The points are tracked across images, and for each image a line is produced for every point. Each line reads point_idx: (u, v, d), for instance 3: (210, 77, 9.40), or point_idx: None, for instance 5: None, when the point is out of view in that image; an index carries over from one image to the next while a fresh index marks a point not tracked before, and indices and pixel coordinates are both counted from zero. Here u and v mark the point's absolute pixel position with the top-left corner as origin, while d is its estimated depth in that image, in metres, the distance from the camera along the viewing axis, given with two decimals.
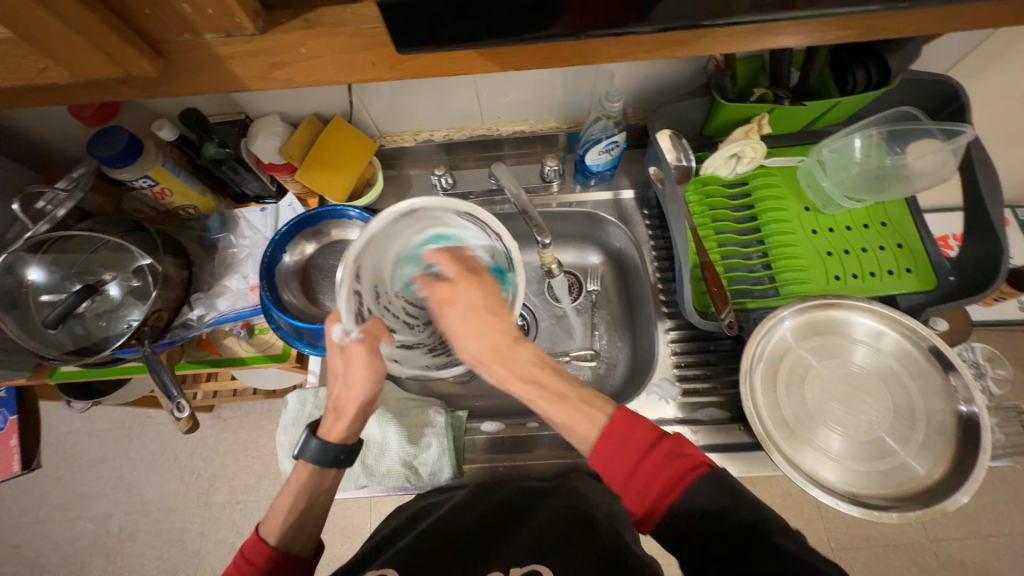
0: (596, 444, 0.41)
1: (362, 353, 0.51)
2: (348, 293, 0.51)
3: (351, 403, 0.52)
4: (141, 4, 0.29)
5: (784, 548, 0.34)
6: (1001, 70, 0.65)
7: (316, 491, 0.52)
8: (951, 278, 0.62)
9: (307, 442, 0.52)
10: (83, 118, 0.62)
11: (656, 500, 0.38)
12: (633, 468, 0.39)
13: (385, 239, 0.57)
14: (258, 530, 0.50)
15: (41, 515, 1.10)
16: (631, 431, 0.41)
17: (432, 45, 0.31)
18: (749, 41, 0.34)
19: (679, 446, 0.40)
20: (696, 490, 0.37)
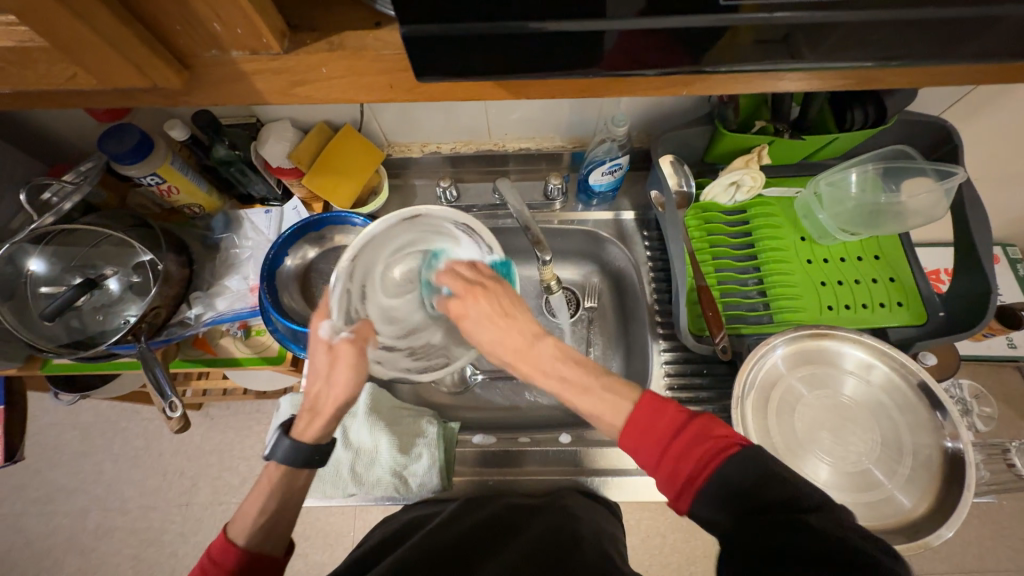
0: (624, 429, 0.42)
1: (348, 354, 0.53)
2: (339, 291, 0.57)
3: (330, 403, 0.52)
4: (172, 21, 0.30)
5: (804, 520, 0.32)
6: (992, 115, 0.67)
7: (289, 489, 0.51)
8: (941, 313, 0.63)
9: (280, 442, 0.52)
10: (97, 113, 0.63)
11: (687, 482, 0.38)
12: (664, 448, 0.40)
13: (382, 241, 0.61)
14: (226, 531, 0.49)
15: (18, 507, 1.08)
16: (661, 412, 0.41)
17: (449, 74, 0.32)
18: (752, 84, 0.36)
19: (709, 426, 0.39)
20: (725, 469, 0.36)
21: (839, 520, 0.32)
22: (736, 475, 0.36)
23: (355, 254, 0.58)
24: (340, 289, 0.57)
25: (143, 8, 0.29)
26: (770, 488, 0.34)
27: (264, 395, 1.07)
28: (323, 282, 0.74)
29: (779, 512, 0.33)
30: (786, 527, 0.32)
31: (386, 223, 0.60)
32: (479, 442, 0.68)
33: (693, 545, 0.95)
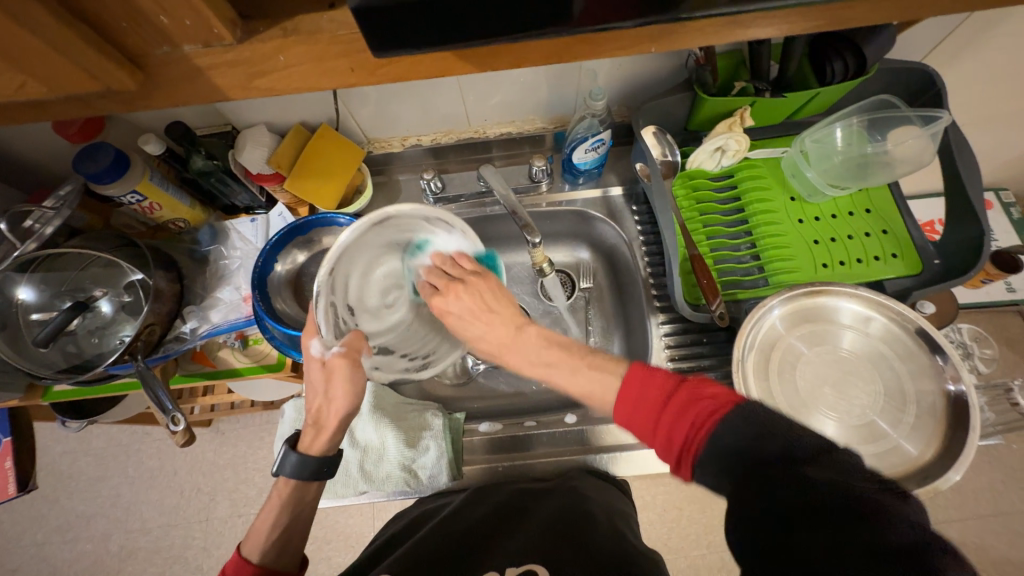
0: (616, 404, 0.43)
1: (343, 367, 0.53)
2: (325, 305, 0.55)
3: (332, 418, 0.53)
4: (118, 18, 0.29)
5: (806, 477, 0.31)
6: (974, 55, 0.66)
7: (299, 503, 0.52)
8: (936, 260, 0.63)
9: (286, 457, 0.52)
10: (69, 135, 0.62)
11: (683, 444, 0.38)
12: (654, 419, 0.40)
13: (357, 247, 0.58)
14: (240, 549, 0.50)
15: (39, 537, 1.08)
16: (649, 383, 0.41)
17: (409, 48, 0.31)
18: (725, 33, 0.35)
19: (698, 389, 0.39)
20: (719, 428, 0.36)
21: (839, 467, 0.31)
22: (731, 430, 0.35)
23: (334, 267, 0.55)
24: (325, 304, 0.55)
25: (85, 7, 0.28)
26: (765, 445, 0.33)
27: (271, 405, 1.07)
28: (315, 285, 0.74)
29: (779, 467, 0.32)
30: (787, 488, 0.31)
31: (360, 227, 0.56)
32: (487, 430, 0.68)
33: (711, 515, 0.95)
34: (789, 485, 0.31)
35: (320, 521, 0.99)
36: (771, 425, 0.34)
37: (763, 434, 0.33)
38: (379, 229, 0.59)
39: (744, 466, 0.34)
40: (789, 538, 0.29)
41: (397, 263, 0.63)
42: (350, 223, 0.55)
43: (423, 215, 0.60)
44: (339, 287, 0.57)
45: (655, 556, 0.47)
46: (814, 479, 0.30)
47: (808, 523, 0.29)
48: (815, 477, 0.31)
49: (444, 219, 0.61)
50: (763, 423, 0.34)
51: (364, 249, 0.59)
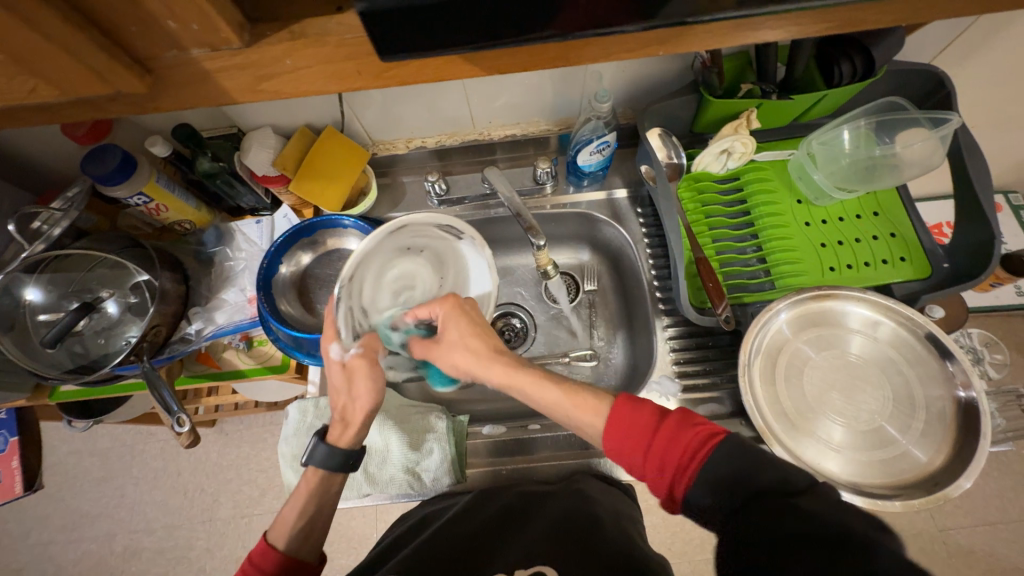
0: (606, 433, 0.43)
1: (363, 366, 0.55)
2: (343, 310, 0.54)
3: (359, 413, 0.54)
4: (127, 23, 0.29)
5: (799, 507, 0.31)
6: (984, 58, 0.65)
7: (324, 495, 0.52)
8: (945, 264, 0.62)
9: (316, 447, 0.53)
10: (77, 137, 0.62)
11: (674, 474, 0.38)
12: (644, 450, 0.40)
13: (376, 252, 0.57)
14: (267, 536, 0.50)
15: (45, 536, 1.09)
16: (637, 413, 0.42)
17: (417, 51, 0.31)
18: (733, 37, 0.35)
19: (688, 419, 0.40)
20: (712, 458, 0.37)
21: (830, 500, 0.32)
22: (723, 460, 0.36)
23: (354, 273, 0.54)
24: (343, 309, 0.54)
25: (95, 12, 0.28)
26: (758, 475, 0.34)
27: (275, 406, 1.07)
28: (320, 287, 0.74)
29: (772, 496, 0.33)
30: (781, 514, 0.31)
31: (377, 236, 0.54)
32: (490, 433, 0.68)
33: None
34: (782, 512, 0.31)
35: None
36: (765, 458, 0.35)
37: (756, 465, 0.35)
38: (398, 235, 0.58)
39: (738, 494, 0.34)
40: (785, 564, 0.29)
41: (411, 266, 0.62)
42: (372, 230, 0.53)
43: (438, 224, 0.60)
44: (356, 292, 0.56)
45: (663, 560, 0.46)
46: (808, 509, 0.31)
47: (797, 550, 0.29)
48: (812, 508, 0.31)
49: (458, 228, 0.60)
50: (759, 459, 0.35)
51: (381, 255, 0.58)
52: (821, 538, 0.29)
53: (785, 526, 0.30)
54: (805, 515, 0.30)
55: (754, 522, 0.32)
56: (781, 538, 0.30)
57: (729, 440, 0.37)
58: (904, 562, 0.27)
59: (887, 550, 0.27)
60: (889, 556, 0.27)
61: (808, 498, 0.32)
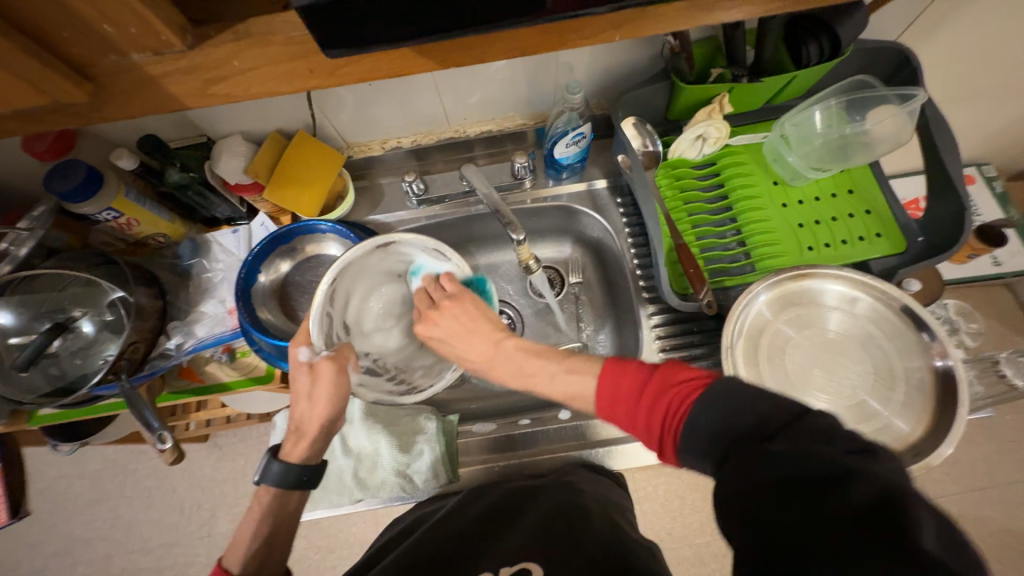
0: (596, 395, 0.44)
1: (330, 371, 0.54)
2: (319, 315, 0.57)
3: (313, 422, 0.53)
4: (60, 28, 0.28)
5: (775, 450, 0.30)
6: (946, 33, 0.66)
7: (279, 514, 0.51)
8: (920, 239, 0.63)
9: (269, 466, 0.51)
10: (37, 153, 0.60)
11: (662, 427, 0.39)
12: (634, 409, 0.41)
13: (359, 267, 0.62)
14: (220, 562, 0.48)
15: (39, 563, 1.07)
16: (623, 376, 0.43)
17: (365, 44, 0.31)
18: (688, 16, 0.35)
19: (673, 373, 0.40)
20: (693, 411, 0.37)
21: (808, 433, 0.31)
22: (704, 416, 0.36)
23: (336, 282, 0.59)
24: (321, 314, 0.57)
25: (27, 21, 0.28)
26: (736, 418, 0.34)
27: (267, 417, 1.06)
28: (302, 295, 0.74)
29: (750, 439, 0.32)
30: (759, 461, 0.31)
31: (362, 251, 0.60)
32: (481, 431, 0.67)
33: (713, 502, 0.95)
34: (760, 460, 0.31)
35: (323, 530, 0.98)
36: (741, 397, 0.35)
37: (736, 409, 0.34)
38: (381, 254, 0.63)
39: (722, 443, 0.34)
40: (774, 511, 0.28)
41: (395, 292, 0.67)
42: (358, 242, 0.59)
43: (421, 246, 0.64)
44: (337, 303, 0.60)
45: (651, 547, 0.47)
46: (782, 450, 0.30)
47: (778, 497, 0.28)
48: (784, 450, 0.30)
49: (443, 250, 0.64)
50: (737, 405, 0.34)
51: (363, 274, 0.63)
52: (798, 478, 0.28)
53: (762, 469, 0.30)
54: (783, 456, 0.30)
55: (735, 477, 0.31)
56: (761, 484, 0.30)
57: (709, 390, 0.37)
58: (879, 488, 0.26)
59: (861, 478, 0.27)
60: (862, 487, 0.27)
61: (783, 437, 0.31)
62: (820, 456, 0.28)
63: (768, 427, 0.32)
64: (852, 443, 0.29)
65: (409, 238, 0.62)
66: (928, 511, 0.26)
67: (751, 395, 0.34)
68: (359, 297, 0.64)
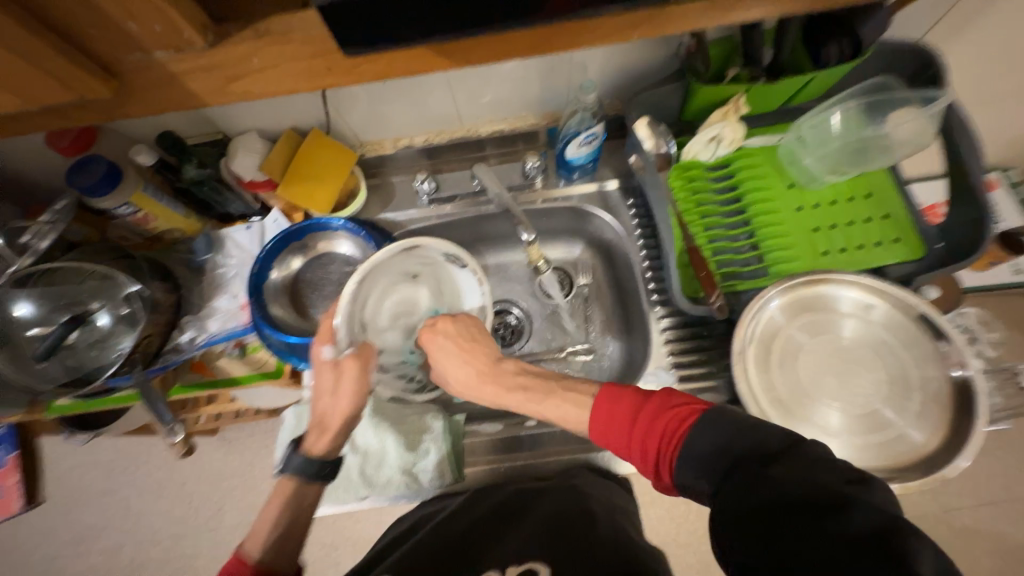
0: (591, 417, 0.44)
1: (354, 369, 0.56)
2: (344, 316, 0.56)
3: (337, 416, 0.55)
4: (87, 26, 0.29)
5: (772, 474, 0.30)
6: (971, 35, 0.65)
7: (299, 506, 0.52)
8: (939, 244, 0.61)
9: (291, 457, 0.53)
10: (60, 148, 0.62)
11: (658, 452, 0.39)
12: (628, 434, 0.41)
13: (382, 267, 0.61)
14: (240, 548, 0.48)
15: (52, 550, 1.09)
16: (618, 401, 0.43)
17: (382, 42, 0.31)
18: (706, 17, 0.34)
19: (666, 399, 0.41)
20: (689, 433, 0.37)
21: (807, 459, 0.31)
22: (701, 441, 0.36)
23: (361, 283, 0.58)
24: (345, 315, 0.57)
25: (56, 18, 0.28)
26: (734, 441, 0.34)
27: (276, 412, 1.07)
28: (313, 291, 0.74)
29: (753, 458, 0.32)
30: (756, 483, 0.31)
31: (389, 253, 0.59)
32: (488, 431, 0.67)
33: None
34: (759, 482, 0.31)
35: (329, 526, 0.99)
36: (742, 424, 0.35)
37: (736, 434, 0.35)
38: (405, 255, 0.62)
39: (721, 466, 0.34)
40: (774, 536, 0.28)
41: (411, 293, 0.66)
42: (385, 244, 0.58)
43: (443, 252, 0.63)
44: (359, 303, 0.59)
45: (658, 555, 0.47)
46: (779, 475, 0.30)
47: (780, 520, 0.28)
48: (783, 475, 0.30)
49: (461, 257, 0.64)
50: (732, 429, 0.35)
51: (384, 275, 0.63)
52: (799, 502, 0.28)
53: (762, 491, 0.30)
54: (784, 482, 0.30)
55: (734, 497, 0.31)
56: (760, 508, 0.29)
57: (706, 413, 0.38)
58: (876, 519, 0.27)
59: (858, 510, 0.27)
60: (861, 517, 0.27)
61: (783, 464, 0.31)
62: (821, 486, 0.29)
63: (764, 454, 0.32)
64: (850, 473, 0.30)
65: (435, 244, 0.61)
66: (928, 547, 0.26)
67: (750, 423, 0.35)
68: (378, 297, 0.63)
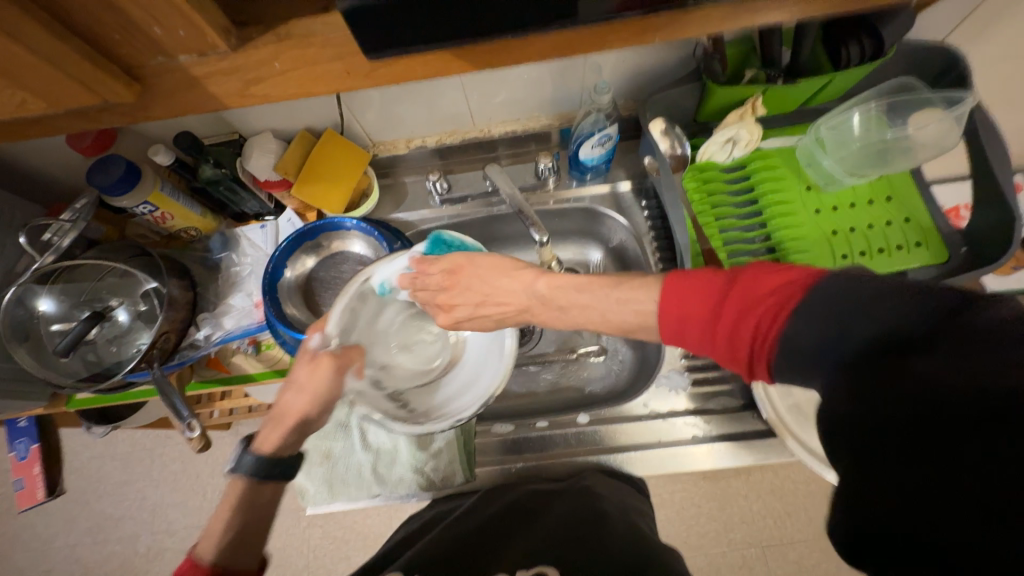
0: (660, 312, 0.42)
1: (329, 369, 0.56)
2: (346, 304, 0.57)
3: (295, 413, 0.55)
4: (112, 32, 0.30)
5: (912, 370, 0.27)
6: (1001, 33, 0.63)
7: (253, 504, 0.50)
8: (963, 248, 0.60)
9: (242, 456, 0.52)
10: (83, 147, 0.63)
11: (746, 342, 0.36)
12: (709, 326, 0.39)
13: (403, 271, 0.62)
14: (192, 551, 0.46)
15: (71, 539, 1.12)
16: (689, 296, 0.40)
17: (404, 46, 0.31)
18: (729, 19, 0.34)
19: (756, 283, 0.36)
20: (784, 323, 0.33)
21: (961, 342, 0.26)
22: (801, 331, 0.32)
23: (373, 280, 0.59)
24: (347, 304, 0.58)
25: (82, 24, 0.29)
26: (845, 335, 0.30)
27: None
28: (326, 290, 0.75)
29: (865, 357, 0.29)
30: (892, 384, 0.27)
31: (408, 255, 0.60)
32: (499, 431, 0.66)
33: (730, 513, 0.93)
34: (890, 377, 0.28)
35: (339, 521, 1.00)
36: (851, 307, 0.30)
37: (842, 317, 0.30)
38: None
39: (824, 364, 0.31)
40: (914, 441, 0.27)
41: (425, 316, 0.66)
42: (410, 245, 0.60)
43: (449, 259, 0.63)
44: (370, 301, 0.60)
45: (670, 554, 0.47)
46: (921, 370, 0.27)
47: (934, 426, 0.26)
48: (928, 372, 0.26)
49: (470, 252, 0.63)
50: (842, 315, 0.30)
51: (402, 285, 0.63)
52: (959, 417, 0.25)
53: (900, 402, 0.27)
54: (945, 392, 0.26)
55: (852, 402, 0.29)
56: (895, 416, 0.27)
57: (809, 294, 0.33)
58: None
59: None
60: None
61: (925, 357, 0.27)
62: (988, 390, 0.25)
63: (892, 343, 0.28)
64: None
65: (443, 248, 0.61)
66: None
67: (859, 303, 0.30)
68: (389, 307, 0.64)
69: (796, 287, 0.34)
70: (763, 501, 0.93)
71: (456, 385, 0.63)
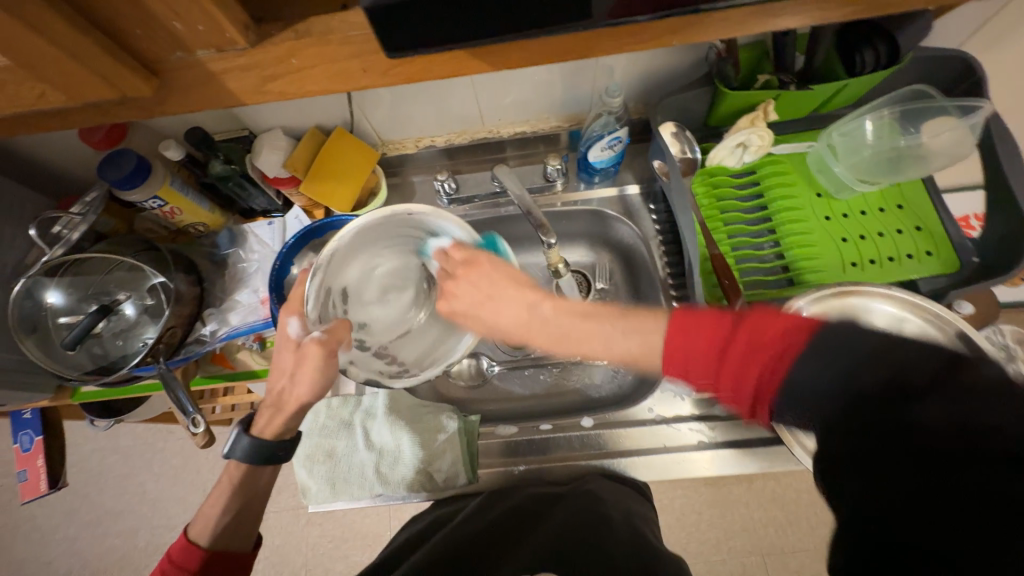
0: (666, 355, 0.45)
1: (318, 355, 0.50)
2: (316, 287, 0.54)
3: (291, 401, 0.51)
4: (133, 26, 0.30)
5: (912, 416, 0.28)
6: (1017, 42, 0.62)
7: (251, 487, 0.51)
8: (975, 259, 0.59)
9: (239, 440, 0.51)
10: (93, 141, 0.63)
11: (752, 383, 0.39)
12: (716, 366, 0.42)
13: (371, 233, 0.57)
14: (187, 531, 0.50)
15: (71, 531, 1.12)
16: (695, 335, 0.43)
17: (422, 46, 0.31)
18: (749, 24, 0.34)
19: (760, 327, 0.39)
20: (789, 366, 0.36)
21: (956, 392, 0.28)
22: (807, 372, 0.34)
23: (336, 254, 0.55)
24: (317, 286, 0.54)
25: (104, 18, 0.29)
26: (859, 377, 0.31)
27: None
28: None
29: (878, 399, 0.30)
30: (894, 428, 0.29)
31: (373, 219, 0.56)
32: (502, 433, 0.66)
33: (732, 519, 0.93)
34: (888, 416, 0.29)
35: (339, 519, 1.00)
36: (862, 352, 0.31)
37: (853, 363, 0.31)
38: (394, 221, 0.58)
39: (827, 402, 0.32)
40: (906, 480, 0.28)
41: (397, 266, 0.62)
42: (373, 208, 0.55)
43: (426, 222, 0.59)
44: (337, 273, 0.57)
45: (674, 560, 0.47)
46: (924, 419, 0.28)
47: (929, 466, 0.28)
48: (931, 422, 0.28)
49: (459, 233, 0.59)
50: (853, 358, 0.31)
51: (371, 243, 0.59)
52: (951, 453, 0.27)
53: (909, 446, 0.28)
54: (934, 436, 0.28)
55: (862, 440, 0.30)
56: (894, 457, 0.29)
57: (813, 337, 0.34)
58: None
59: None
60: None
61: (925, 402, 0.28)
62: (985, 434, 0.26)
63: (902, 391, 0.29)
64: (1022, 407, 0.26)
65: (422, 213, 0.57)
66: None
67: (871, 348, 0.31)
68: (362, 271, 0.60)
69: (799, 329, 0.36)
70: (765, 509, 0.92)
71: (442, 332, 0.62)
